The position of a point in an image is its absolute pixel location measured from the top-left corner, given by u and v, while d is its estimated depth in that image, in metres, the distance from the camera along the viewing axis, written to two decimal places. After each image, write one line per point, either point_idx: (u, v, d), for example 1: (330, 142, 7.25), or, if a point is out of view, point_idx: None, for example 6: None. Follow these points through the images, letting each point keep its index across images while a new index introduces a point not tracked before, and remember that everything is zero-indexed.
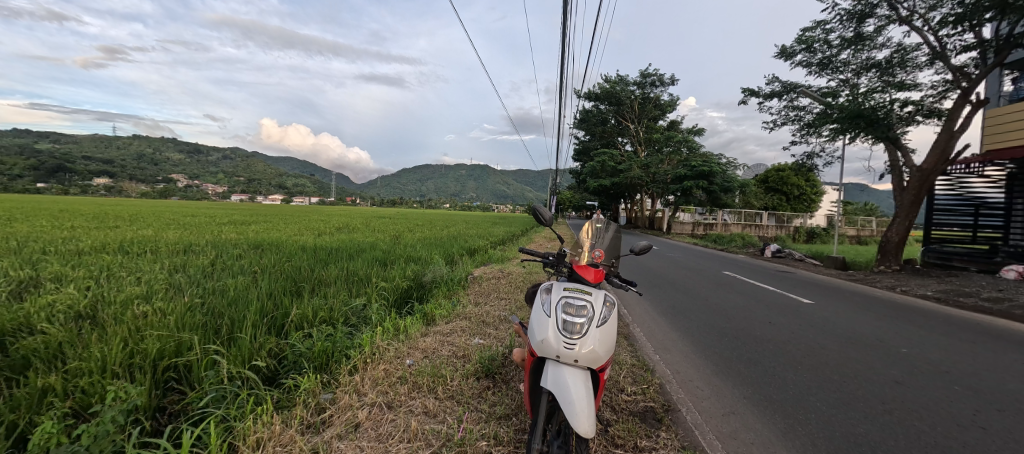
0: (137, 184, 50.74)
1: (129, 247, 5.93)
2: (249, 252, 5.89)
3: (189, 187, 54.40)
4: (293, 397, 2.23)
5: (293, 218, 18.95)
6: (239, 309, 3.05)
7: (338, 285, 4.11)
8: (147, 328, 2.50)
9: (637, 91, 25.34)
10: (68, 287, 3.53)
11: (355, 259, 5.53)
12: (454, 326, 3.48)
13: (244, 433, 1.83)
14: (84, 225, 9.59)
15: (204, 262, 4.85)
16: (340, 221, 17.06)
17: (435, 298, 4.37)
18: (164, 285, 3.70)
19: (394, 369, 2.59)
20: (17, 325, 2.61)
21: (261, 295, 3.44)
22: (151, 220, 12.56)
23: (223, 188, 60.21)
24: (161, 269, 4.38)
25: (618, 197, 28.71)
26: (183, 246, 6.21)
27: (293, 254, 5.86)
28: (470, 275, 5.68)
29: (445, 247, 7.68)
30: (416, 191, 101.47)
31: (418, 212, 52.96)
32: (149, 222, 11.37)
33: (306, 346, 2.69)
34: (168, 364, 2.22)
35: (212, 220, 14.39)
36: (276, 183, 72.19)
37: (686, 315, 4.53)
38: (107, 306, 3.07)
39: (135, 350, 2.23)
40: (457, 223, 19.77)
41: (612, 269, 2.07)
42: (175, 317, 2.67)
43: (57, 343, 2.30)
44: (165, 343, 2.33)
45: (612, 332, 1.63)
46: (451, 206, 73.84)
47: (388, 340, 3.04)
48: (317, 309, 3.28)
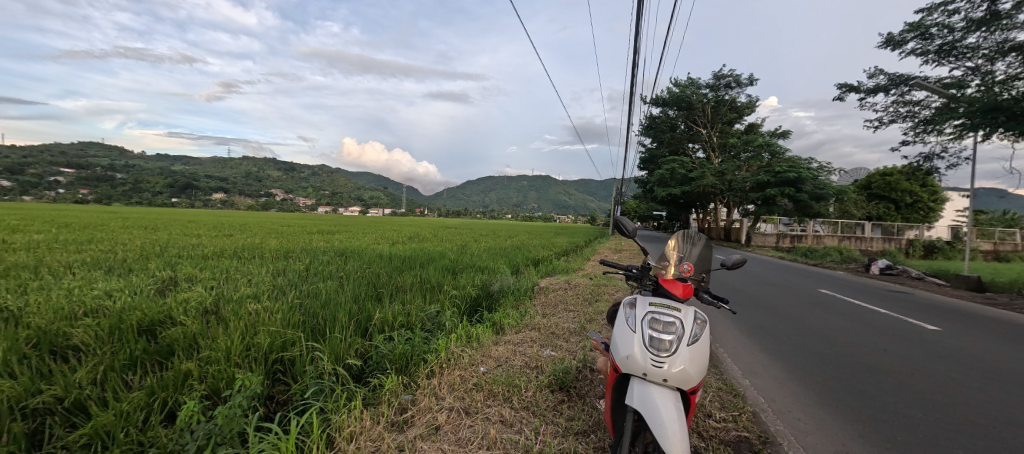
0: (244, 198, 58.77)
1: (241, 252, 6.87)
2: (334, 259, 6.51)
3: (284, 200, 61.77)
4: (378, 395, 2.40)
5: (369, 228, 20.61)
6: (331, 310, 3.38)
7: (415, 291, 4.36)
8: (260, 324, 2.88)
9: (709, 93, 23.86)
10: (198, 286, 4.17)
11: (427, 267, 5.82)
12: (524, 336, 3.49)
13: (339, 426, 2.00)
14: (207, 234, 11.33)
15: (301, 267, 5.46)
16: (411, 231, 18.08)
17: (504, 307, 4.42)
18: (270, 287, 4.22)
19: (468, 376, 2.66)
20: (164, 317, 3.13)
21: (347, 300, 3.74)
22: (256, 229, 14.44)
23: (311, 202, 67.40)
24: (267, 272, 5.00)
25: (689, 207, 27.03)
26: (283, 252, 7.05)
27: (372, 261, 6.35)
28: (536, 286, 5.69)
29: (509, 257, 7.79)
30: (478, 202, 104.61)
31: (481, 221, 54.39)
32: (255, 232, 13.05)
33: (388, 349, 2.86)
34: (276, 357, 2.51)
35: (304, 229, 16.21)
36: (355, 196, 79.13)
37: (777, 338, 4.09)
38: (226, 303, 3.56)
39: (252, 343, 2.56)
40: (519, 233, 19.89)
41: (701, 284, 1.94)
42: (280, 315, 3.02)
43: (194, 333, 2.72)
44: (275, 338, 2.65)
45: (704, 354, 1.52)
46: (512, 216, 74.95)
47: (462, 346, 3.13)
48: (396, 313, 3.50)
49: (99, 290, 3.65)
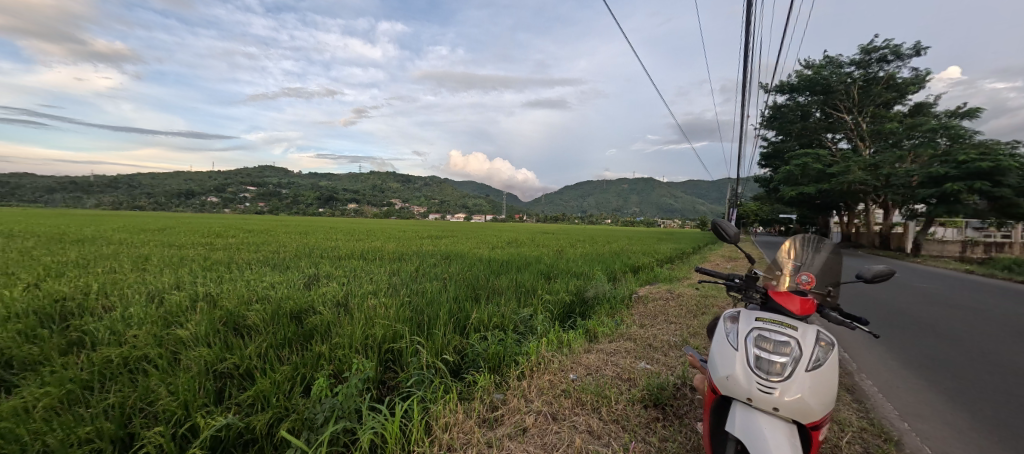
0: (372, 207, 68.09)
1: (366, 255, 7.97)
2: (440, 261, 7.13)
3: (402, 209, 69.89)
4: (472, 391, 2.54)
5: (472, 233, 22.00)
6: (435, 308, 3.71)
7: (510, 294, 4.50)
8: (377, 317, 3.31)
9: (855, 72, 19.80)
10: (333, 282, 4.97)
11: (522, 272, 5.96)
12: (618, 345, 3.34)
13: (436, 415, 2.18)
14: (343, 238, 13.44)
15: (412, 268, 6.11)
16: (509, 236, 18.73)
17: (598, 315, 4.27)
18: (386, 285, 4.82)
19: (557, 381, 2.65)
20: (308, 306, 3.82)
21: (448, 300, 4.05)
22: (380, 235, 16.59)
23: (423, 210, 74.88)
24: (385, 272, 5.73)
25: (828, 209, 22.68)
26: (399, 255, 7.97)
27: (472, 264, 6.77)
28: (633, 294, 5.39)
29: (606, 264, 7.51)
30: (576, 207, 103.60)
31: (580, 227, 53.55)
32: (379, 237, 15.01)
33: (482, 347, 3.01)
34: (389, 347, 2.85)
35: (417, 234, 18.06)
36: (460, 203, 85.44)
37: (956, 373, 3.17)
38: (353, 297, 4.17)
39: (369, 333, 2.95)
40: (618, 239, 19.04)
41: (828, 299, 1.63)
42: (393, 310, 3.43)
43: (327, 321, 3.26)
44: (387, 331, 3.01)
45: (828, 383, 1.27)
46: (611, 222, 72.44)
47: (552, 351, 3.13)
48: (491, 315, 3.67)
49: (266, 283, 4.61)
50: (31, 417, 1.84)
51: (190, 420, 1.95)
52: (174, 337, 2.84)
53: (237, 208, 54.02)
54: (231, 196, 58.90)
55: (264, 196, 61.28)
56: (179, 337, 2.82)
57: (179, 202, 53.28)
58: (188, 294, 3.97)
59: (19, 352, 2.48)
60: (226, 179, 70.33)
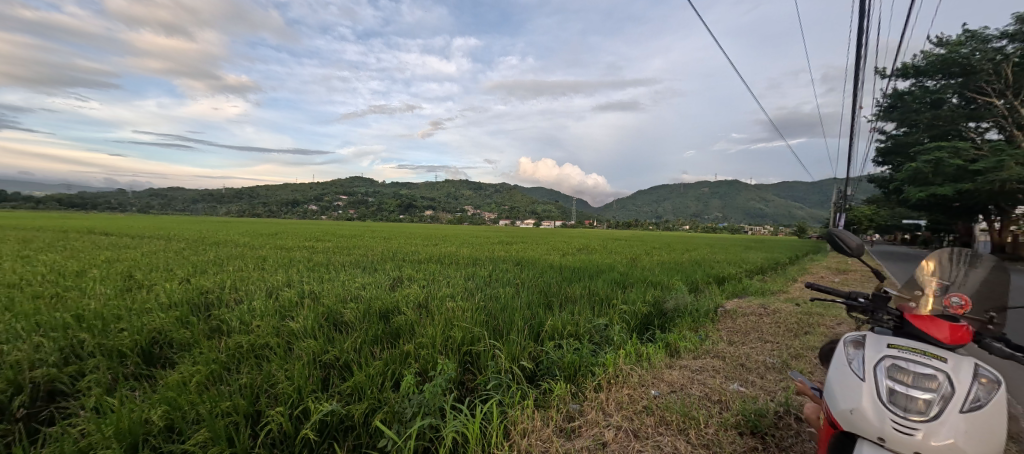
0: (446, 214, 71.81)
1: (444, 259, 8.41)
2: (512, 267, 7.26)
3: (474, 215, 72.74)
4: (548, 399, 2.54)
5: (543, 239, 22.01)
6: (510, 314, 3.78)
7: (584, 303, 4.42)
8: (456, 319, 3.47)
9: (1009, 46, 16.16)
10: (415, 284, 5.33)
11: (595, 280, 5.83)
12: (704, 363, 3.09)
13: (514, 419, 2.22)
14: (423, 243, 14.35)
15: (486, 273, 6.30)
16: (580, 243, 18.42)
17: (680, 328, 3.99)
18: (462, 289, 5.03)
19: (637, 396, 2.53)
20: (395, 306, 4.14)
21: (522, 306, 4.10)
22: (456, 240, 17.40)
23: (493, 216, 76.99)
24: (461, 276, 5.98)
25: (972, 213, 18.68)
26: (473, 260, 8.28)
27: (544, 270, 6.78)
28: (719, 307, 4.95)
29: (686, 273, 7.01)
30: (649, 213, 98.57)
31: (655, 232, 50.87)
32: (455, 242, 15.78)
33: (558, 355, 2.99)
34: (467, 349, 2.97)
35: (490, 240, 18.59)
36: (529, 209, 86.33)
37: None
38: (433, 300, 4.43)
39: (450, 335, 3.11)
40: (700, 247, 17.65)
41: (989, 327, 1.34)
42: (470, 314, 3.57)
43: (411, 322, 3.50)
44: (466, 334, 3.14)
45: (994, 429, 1.04)
46: (689, 228, 67.64)
47: (631, 364, 2.99)
48: (566, 323, 3.64)
49: (358, 283, 5.10)
50: (188, 389, 2.25)
51: (303, 403, 2.22)
52: (288, 328, 3.27)
53: (332, 215, 60.72)
54: (327, 205, 66.44)
55: (354, 204, 68.08)
56: (290, 329, 3.24)
57: (287, 210, 61.45)
58: (297, 291, 4.56)
59: (178, 334, 3.04)
60: (323, 190, 79.57)
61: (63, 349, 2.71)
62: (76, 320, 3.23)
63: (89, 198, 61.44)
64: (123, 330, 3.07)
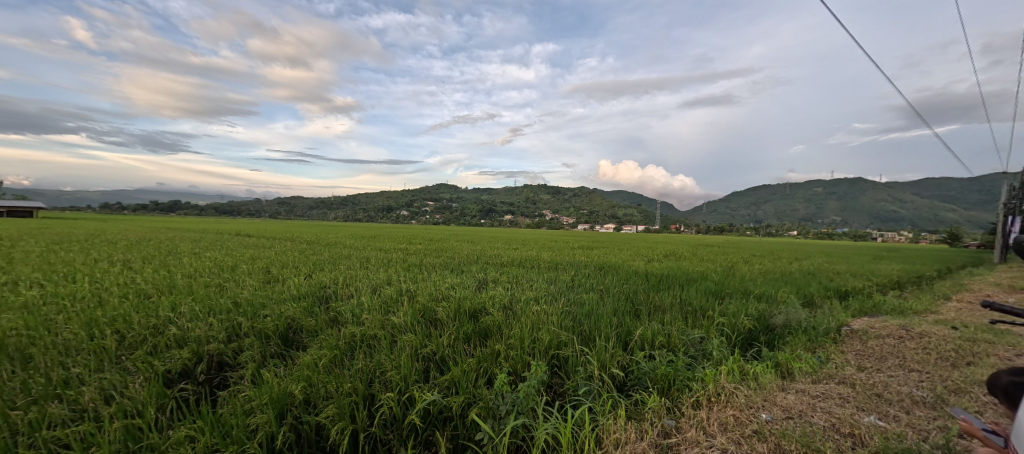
0: (523, 218, 73.12)
1: (526, 263, 8.57)
2: (594, 272, 7.11)
3: (551, 220, 72.86)
4: (640, 411, 2.44)
5: (625, 244, 21.15)
6: (596, 320, 3.73)
7: (676, 313, 4.14)
8: (542, 322, 3.52)
9: None
10: (499, 287, 5.51)
11: (686, 289, 5.44)
12: (827, 389, 2.70)
13: (606, 429, 2.18)
14: (504, 247, 14.77)
15: (568, 278, 6.26)
16: (665, 248, 17.30)
17: (792, 347, 3.53)
18: (546, 293, 5.08)
19: (745, 419, 2.30)
20: (482, 307, 4.33)
21: (608, 313, 4.00)
22: (535, 244, 17.61)
23: (569, 220, 76.27)
24: (543, 280, 6.04)
25: None
26: (554, 264, 8.29)
27: (629, 277, 6.52)
28: (842, 326, 4.27)
29: (796, 285, 6.18)
30: (745, 216, 88.91)
31: (753, 238, 45.68)
32: (534, 246, 15.99)
33: (650, 367, 2.86)
34: (555, 353, 2.98)
35: (569, 245, 18.45)
36: (607, 213, 83.77)
37: None
38: (517, 302, 4.54)
39: (537, 338, 3.17)
40: (812, 255, 15.40)
41: None
42: (555, 318, 3.59)
43: (498, 323, 3.63)
44: (553, 338, 3.17)
45: None
46: (795, 233, 59.45)
47: (734, 382, 2.74)
48: (656, 333, 3.46)
49: (448, 284, 5.45)
50: (318, 370, 2.62)
51: (409, 391, 2.44)
52: (391, 322, 3.62)
53: (420, 220, 65.75)
54: (416, 211, 72.13)
55: (439, 210, 72.94)
56: (394, 324, 3.58)
57: (382, 215, 68.04)
58: (396, 289, 5.02)
59: (306, 322, 3.56)
60: (412, 197, 86.57)
61: (228, 328, 3.34)
62: (234, 306, 3.97)
63: (236, 206, 75.05)
64: (267, 316, 3.69)
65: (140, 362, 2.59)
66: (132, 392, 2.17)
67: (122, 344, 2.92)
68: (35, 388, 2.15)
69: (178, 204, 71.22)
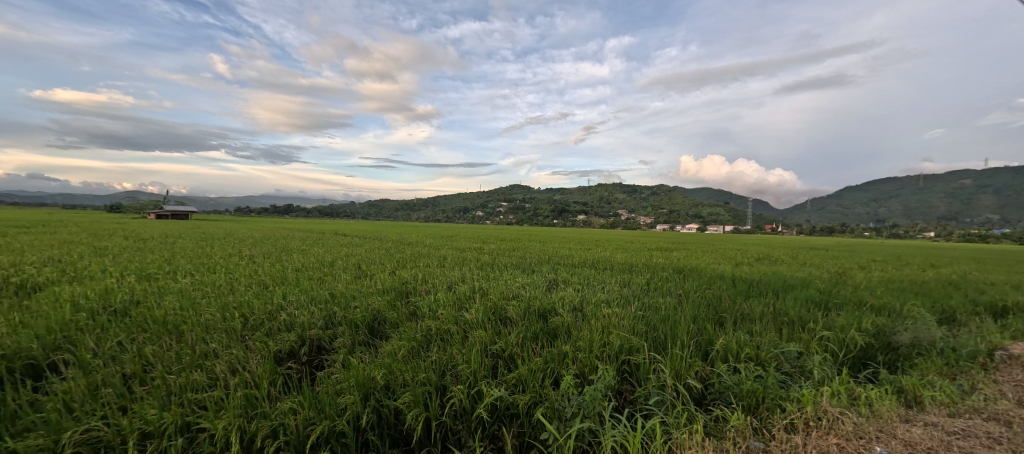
0: (597, 218, 71.28)
1: (598, 264, 8.35)
2: (673, 275, 6.67)
3: (626, 220, 69.89)
4: (720, 428, 2.24)
5: (710, 246, 19.45)
6: (673, 327, 3.49)
7: (768, 324, 3.70)
8: (612, 326, 3.41)
9: None
10: (569, 287, 5.45)
11: (782, 297, 4.83)
12: (971, 425, 2.20)
13: (680, 443, 2.03)
14: (576, 247, 14.56)
15: (643, 280, 5.97)
16: (759, 251, 15.52)
17: (922, 370, 2.94)
18: (618, 295, 4.89)
19: (854, 451, 1.98)
20: (551, 307, 4.33)
21: (686, 319, 3.73)
22: (609, 245, 17.07)
23: (647, 220, 72.42)
24: (616, 282, 5.83)
25: None
26: (629, 266, 7.95)
27: (712, 282, 6.00)
28: (998, 350, 3.44)
29: (931, 297, 5.13)
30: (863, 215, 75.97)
31: (875, 241, 38.79)
32: (608, 247, 15.48)
33: (734, 381, 2.60)
34: (625, 359, 2.86)
35: (645, 246, 17.54)
36: (690, 212, 77.81)
37: None
38: (587, 305, 4.45)
39: (607, 342, 3.08)
40: (959, 262, 12.58)
41: None
42: (627, 322, 3.45)
43: (567, 325, 3.60)
44: (623, 343, 3.05)
45: None
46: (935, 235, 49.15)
47: (840, 406, 2.37)
48: (742, 344, 3.14)
49: (518, 283, 5.54)
50: (398, 358, 2.85)
51: (477, 385, 2.54)
52: (464, 318, 3.80)
53: (495, 220, 67.73)
54: (491, 212, 74.49)
55: (513, 211, 74.43)
56: (465, 320, 3.75)
57: (459, 216, 71.52)
58: (469, 287, 5.24)
59: (389, 314, 3.89)
60: (487, 198, 89.58)
61: (326, 316, 3.79)
62: (332, 297, 4.49)
63: (336, 208, 84.76)
64: (357, 307, 4.11)
65: (259, 341, 3.05)
66: (253, 366, 2.58)
67: (248, 325, 3.50)
68: (186, 358, 2.66)
69: (292, 208, 82.59)
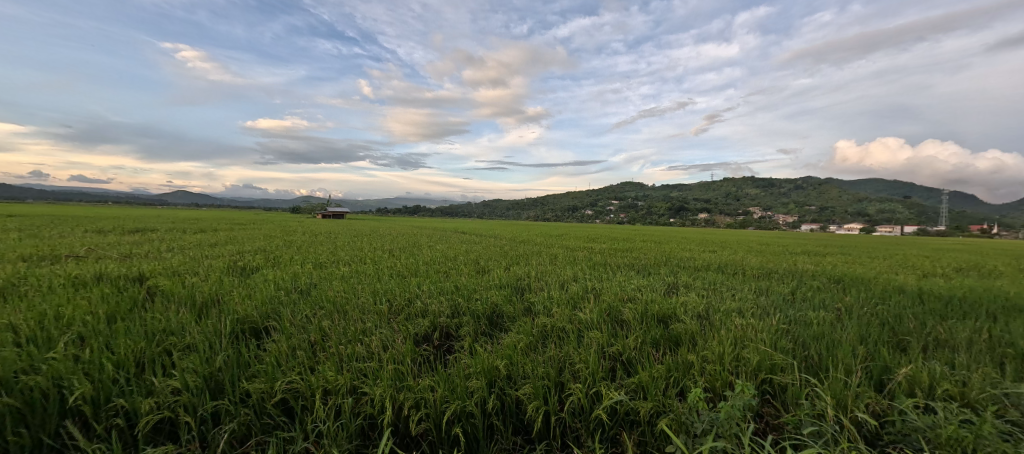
0: (722, 217, 63.52)
1: (726, 268, 7.43)
2: (828, 285, 5.56)
3: (760, 220, 60.64)
4: None
5: (881, 251, 15.61)
6: (829, 348, 2.93)
7: (980, 355, 2.82)
8: (747, 339, 3.02)
9: None
10: (692, 293, 4.98)
11: (1005, 321, 3.62)
12: None
13: None
14: (697, 249, 13.22)
15: (786, 289, 5.12)
16: (963, 259, 11.81)
17: None
18: (753, 305, 4.30)
19: None
20: (672, 313, 4.02)
21: (849, 339, 3.08)
22: (738, 247, 15.04)
23: (788, 219, 61.70)
24: (750, 290, 5.12)
25: None
26: (766, 272, 6.89)
27: (886, 295, 4.83)
28: None
29: None
30: None
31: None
32: (738, 249, 13.65)
33: (927, 421, 2.05)
34: (765, 377, 2.50)
35: (788, 249, 14.96)
36: (849, 210, 63.67)
37: None
38: (715, 313, 4.01)
39: (742, 357, 2.75)
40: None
41: None
42: (767, 335, 3.02)
43: (692, 334, 3.30)
44: (763, 360, 2.68)
45: None
46: None
47: None
48: (938, 378, 2.47)
49: (633, 285, 5.28)
50: (517, 351, 3.00)
51: (596, 387, 2.52)
52: (578, 317, 3.80)
53: (604, 219, 65.81)
54: (600, 211, 72.58)
55: (623, 210, 71.28)
56: (580, 319, 3.75)
57: (566, 215, 71.50)
58: (582, 286, 5.21)
59: (506, 309, 4.11)
60: (596, 197, 87.52)
61: (453, 306, 4.20)
62: (456, 289, 4.95)
63: (455, 208, 92.86)
64: (478, 300, 4.46)
65: (402, 324, 3.54)
66: (398, 346, 3.00)
67: (393, 309, 4.09)
68: (350, 333, 3.23)
69: (419, 208, 93.32)
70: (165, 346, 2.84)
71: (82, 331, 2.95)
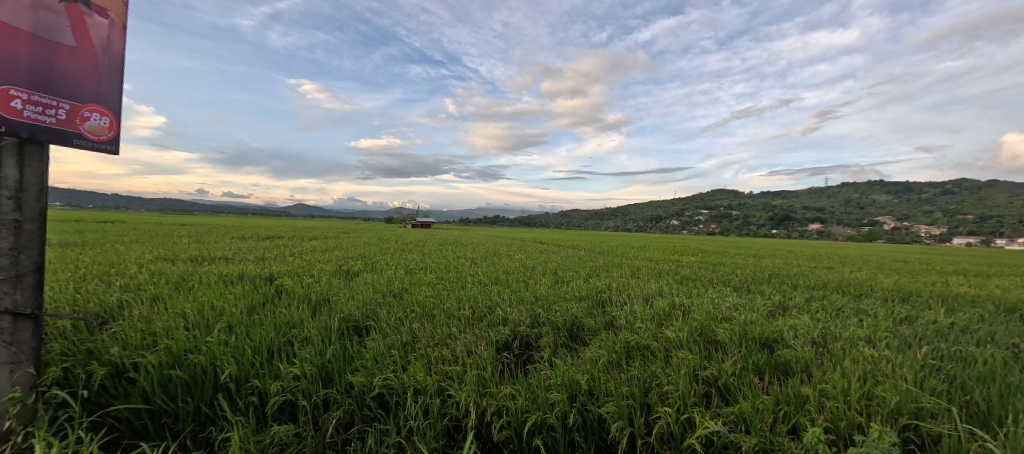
0: (840, 228, 54.66)
1: (849, 288, 6.34)
2: (999, 315, 4.42)
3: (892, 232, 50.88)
4: None
5: None
6: (1005, 395, 2.31)
7: None
8: (881, 374, 2.53)
9: None
10: (804, 315, 4.31)
11: None
12: None
13: None
14: (811, 265, 11.47)
15: (934, 317, 4.19)
16: None
17: None
18: (887, 333, 3.59)
19: None
20: (778, 337, 3.54)
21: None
22: (866, 264, 12.71)
23: (933, 231, 50.80)
24: (882, 315, 4.30)
25: None
26: (905, 294, 5.72)
27: None
28: None
29: None
30: None
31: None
32: (866, 266, 11.53)
33: None
34: (908, 423, 2.06)
35: (937, 267, 12.21)
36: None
37: None
38: (835, 340, 3.43)
39: (874, 395, 2.31)
40: None
41: None
42: (909, 372, 2.50)
43: (806, 362, 2.87)
44: (905, 401, 2.22)
45: None
46: None
47: None
48: None
49: (729, 304, 4.76)
50: (599, 366, 2.90)
51: (687, 413, 2.31)
52: (666, 335, 3.54)
53: (691, 230, 61.05)
54: (687, 222, 67.53)
55: (714, 220, 65.40)
56: (666, 338, 3.49)
57: (649, 226, 67.88)
58: (668, 302, 4.86)
59: (586, 322, 4.01)
60: (683, 206, 81.59)
61: (532, 316, 4.23)
62: (535, 299, 4.97)
63: (532, 218, 93.99)
64: (557, 311, 4.42)
65: (483, 331, 3.66)
66: (480, 352, 3.11)
67: (474, 315, 4.25)
68: (435, 337, 3.43)
69: (498, 217, 96.27)
70: (289, 338, 3.30)
71: (230, 320, 3.57)
